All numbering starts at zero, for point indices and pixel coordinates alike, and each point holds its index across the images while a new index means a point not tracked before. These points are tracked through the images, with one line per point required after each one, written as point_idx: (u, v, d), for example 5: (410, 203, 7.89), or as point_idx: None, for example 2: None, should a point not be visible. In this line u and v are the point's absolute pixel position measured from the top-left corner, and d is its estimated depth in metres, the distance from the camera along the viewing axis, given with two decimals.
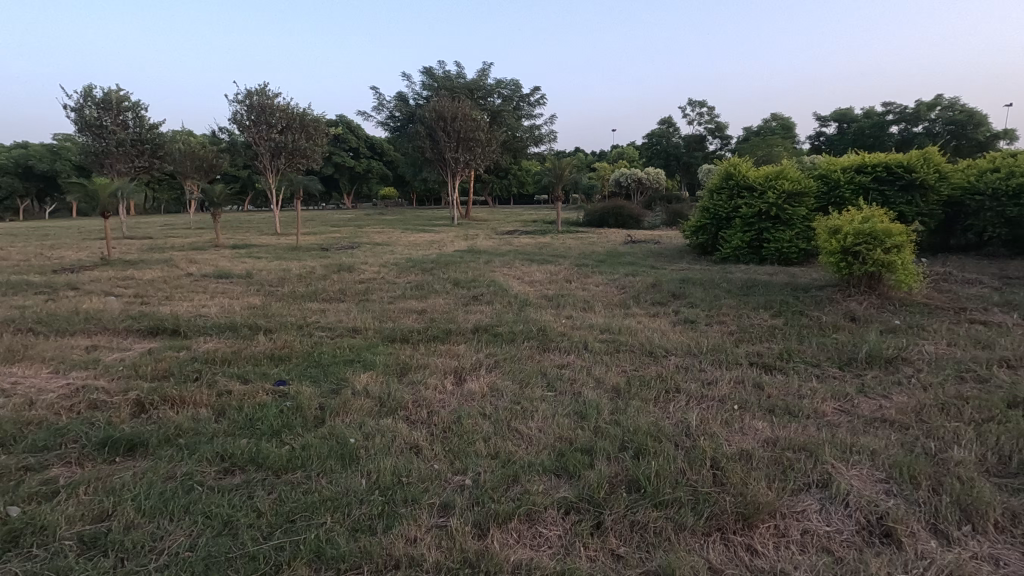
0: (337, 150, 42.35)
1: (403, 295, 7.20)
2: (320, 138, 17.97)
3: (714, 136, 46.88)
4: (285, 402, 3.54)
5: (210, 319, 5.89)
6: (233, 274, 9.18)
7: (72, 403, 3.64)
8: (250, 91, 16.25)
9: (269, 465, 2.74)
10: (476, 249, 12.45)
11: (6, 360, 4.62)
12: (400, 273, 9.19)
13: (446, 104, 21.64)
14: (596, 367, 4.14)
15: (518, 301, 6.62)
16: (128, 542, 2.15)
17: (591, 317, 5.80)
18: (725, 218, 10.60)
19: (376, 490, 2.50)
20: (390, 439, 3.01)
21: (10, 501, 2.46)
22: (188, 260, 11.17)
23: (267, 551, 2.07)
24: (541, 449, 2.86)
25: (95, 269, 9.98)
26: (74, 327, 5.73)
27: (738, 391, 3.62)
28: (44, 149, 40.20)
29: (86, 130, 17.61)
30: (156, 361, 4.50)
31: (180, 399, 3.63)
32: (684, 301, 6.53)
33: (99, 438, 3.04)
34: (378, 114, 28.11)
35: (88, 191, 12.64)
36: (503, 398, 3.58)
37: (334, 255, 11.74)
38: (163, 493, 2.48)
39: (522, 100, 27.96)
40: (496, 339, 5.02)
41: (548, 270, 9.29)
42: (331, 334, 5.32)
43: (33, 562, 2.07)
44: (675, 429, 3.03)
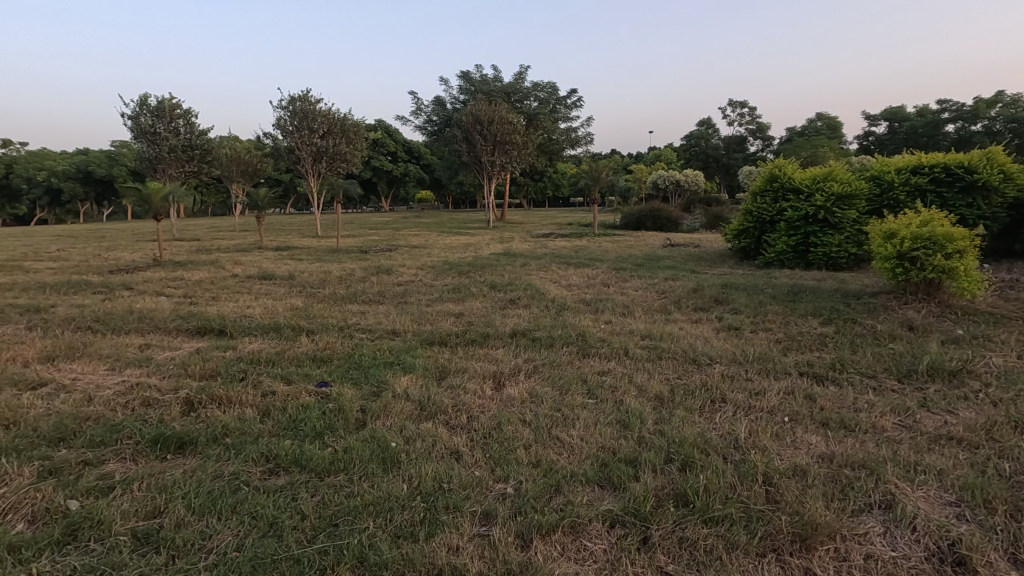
0: (375, 152, 43.16)
1: (440, 298, 7.24)
2: (360, 143, 18.33)
3: (755, 136, 45.70)
4: (327, 404, 3.58)
5: (255, 320, 6.05)
6: (276, 276, 9.43)
7: (126, 399, 3.78)
8: (293, 97, 16.71)
9: (313, 467, 2.76)
10: (512, 252, 12.46)
11: (67, 357, 4.85)
12: (437, 275, 9.27)
13: (483, 107, 21.75)
14: (639, 375, 4.04)
15: (556, 305, 6.57)
16: (178, 539, 2.19)
17: (632, 322, 5.69)
18: (769, 221, 10.30)
19: (417, 496, 2.49)
20: (430, 443, 3.00)
21: (70, 495, 2.55)
22: (235, 261, 11.56)
23: (311, 555, 2.08)
24: (583, 458, 2.80)
25: (147, 270, 10.42)
26: (129, 325, 5.99)
27: (789, 402, 3.46)
28: (103, 155, 42.43)
29: (141, 137, 18.51)
30: (205, 360, 4.63)
31: (227, 398, 3.72)
32: (727, 306, 6.34)
33: (152, 435, 3.13)
34: (416, 118, 28.57)
35: (142, 195, 13.20)
36: (543, 404, 3.53)
37: (372, 257, 11.93)
38: (212, 492, 2.53)
39: (559, 102, 27.96)
40: (534, 343, 4.98)
41: (585, 273, 9.20)
42: (371, 336, 5.38)
43: (90, 555, 2.13)
44: (723, 441, 2.92)
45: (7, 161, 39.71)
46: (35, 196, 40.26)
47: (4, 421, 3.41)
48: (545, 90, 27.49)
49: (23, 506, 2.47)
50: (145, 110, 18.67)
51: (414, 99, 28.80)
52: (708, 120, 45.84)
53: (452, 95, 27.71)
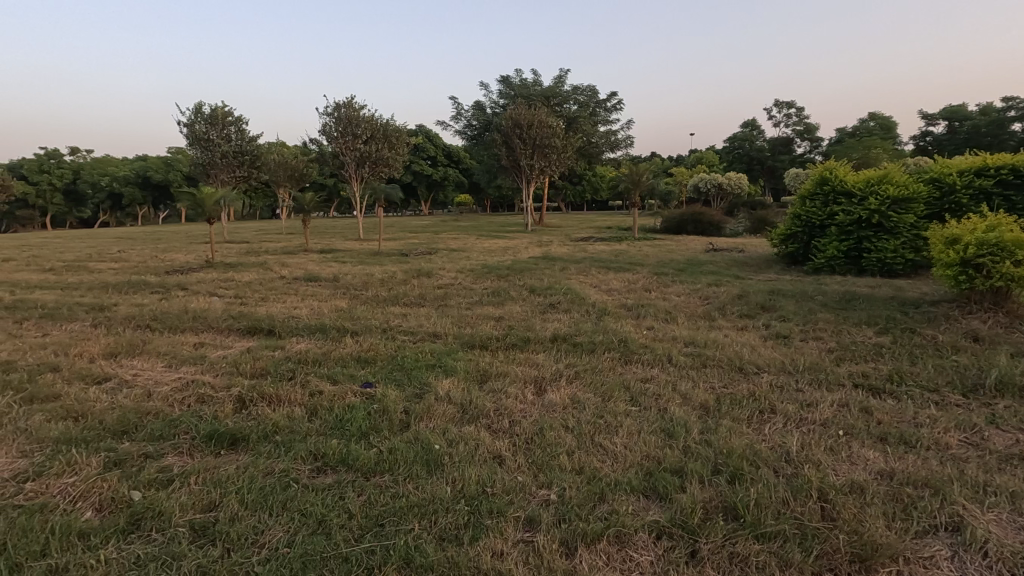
0: (416, 157, 43.91)
1: (480, 302, 7.28)
2: (401, 147, 18.65)
3: (803, 137, 44.24)
4: (372, 405, 3.65)
5: (302, 321, 6.22)
6: (321, 277, 9.69)
7: (182, 395, 3.95)
8: (338, 104, 17.13)
9: (359, 467, 2.82)
10: (551, 256, 12.45)
11: (128, 354, 5.10)
12: (477, 278, 9.34)
13: (523, 111, 21.82)
14: (683, 383, 3.95)
15: (597, 310, 6.51)
16: (234, 533, 2.27)
17: (674, 328, 5.58)
18: (819, 225, 9.93)
19: (461, 499, 2.50)
20: (473, 447, 3.01)
21: (133, 486, 2.68)
22: (282, 263, 11.95)
23: (359, 554, 2.12)
24: (628, 466, 2.76)
25: (201, 271, 10.89)
26: (184, 323, 6.27)
27: (843, 415, 3.32)
28: (161, 162, 44.72)
29: (196, 144, 19.37)
30: (255, 359, 4.80)
31: (276, 397, 3.84)
32: (774, 313, 6.15)
33: (207, 431, 3.26)
34: (456, 123, 28.94)
35: (196, 200, 13.78)
36: (585, 410, 3.50)
37: (413, 260, 12.12)
38: (263, 489, 2.61)
39: (598, 105, 28.04)
40: (576, 348, 4.94)
41: (625, 278, 9.09)
42: (413, 338, 5.45)
43: (152, 545, 2.23)
44: (773, 453, 2.83)
45: (74, 168, 42.32)
46: (98, 200, 42.73)
47: (74, 413, 3.62)
48: (584, 92, 27.64)
49: (91, 495, 2.61)
50: (199, 118, 19.50)
51: (455, 104, 29.17)
52: (753, 121, 44.69)
53: (492, 100, 27.91)
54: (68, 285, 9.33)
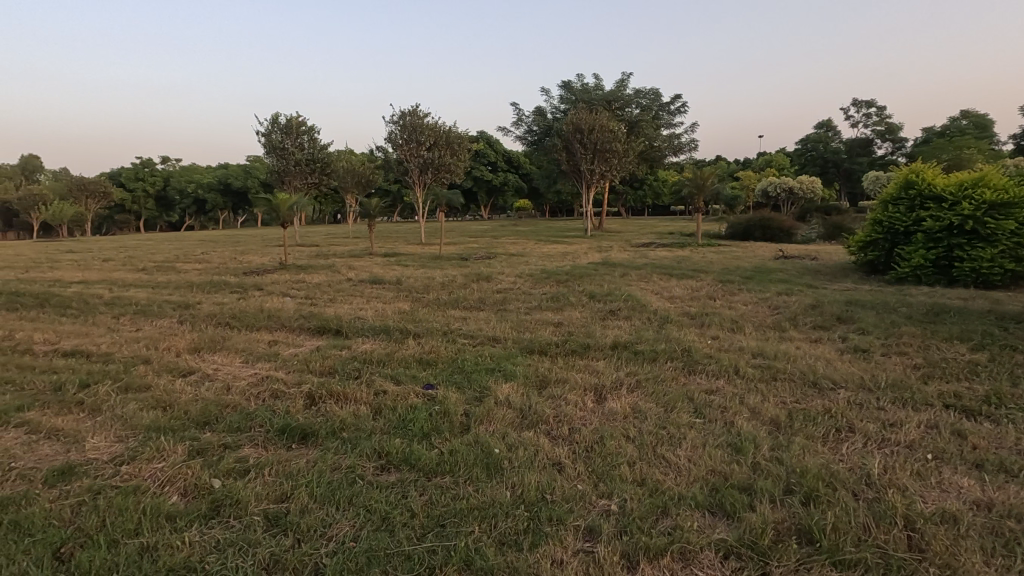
0: (477, 163, 44.64)
1: (539, 307, 7.28)
2: (463, 154, 18.97)
3: (884, 138, 41.54)
4: (434, 406, 3.71)
5: (368, 322, 6.44)
6: (385, 280, 10.02)
7: (258, 390, 4.18)
8: (404, 112, 17.67)
9: (421, 467, 2.87)
10: (611, 261, 12.28)
11: (210, 349, 5.46)
12: (536, 283, 9.35)
13: (584, 116, 21.66)
14: (751, 396, 3.78)
15: (659, 318, 6.35)
16: (304, 525, 2.37)
17: (741, 339, 5.35)
18: (903, 232, 9.28)
19: (521, 504, 2.50)
20: (532, 453, 3.01)
21: (213, 474, 2.86)
22: (349, 266, 12.45)
23: (421, 553, 2.16)
24: (692, 481, 2.66)
25: (275, 272, 11.51)
26: (259, 322, 6.64)
27: (932, 438, 3.07)
28: (241, 170, 47.78)
29: (273, 153, 20.59)
30: (324, 358, 5.01)
31: (343, 395, 3.99)
32: (852, 325, 5.78)
33: (279, 425, 3.43)
34: (517, 129, 29.17)
35: (272, 205, 14.60)
36: (647, 420, 3.42)
37: (473, 264, 12.27)
38: (331, 483, 2.72)
39: (662, 108, 27.50)
40: (637, 356, 4.84)
41: (688, 285, 8.83)
42: (473, 342, 5.51)
43: (230, 531, 2.37)
44: (852, 475, 2.65)
45: (165, 175, 45.87)
46: (185, 206, 46.10)
47: (163, 403, 3.92)
48: (646, 96, 27.15)
49: (177, 480, 2.81)
50: (276, 128, 20.71)
51: (516, 110, 29.39)
52: (828, 122, 42.40)
53: (553, 105, 27.92)
54: (159, 284, 10.09)
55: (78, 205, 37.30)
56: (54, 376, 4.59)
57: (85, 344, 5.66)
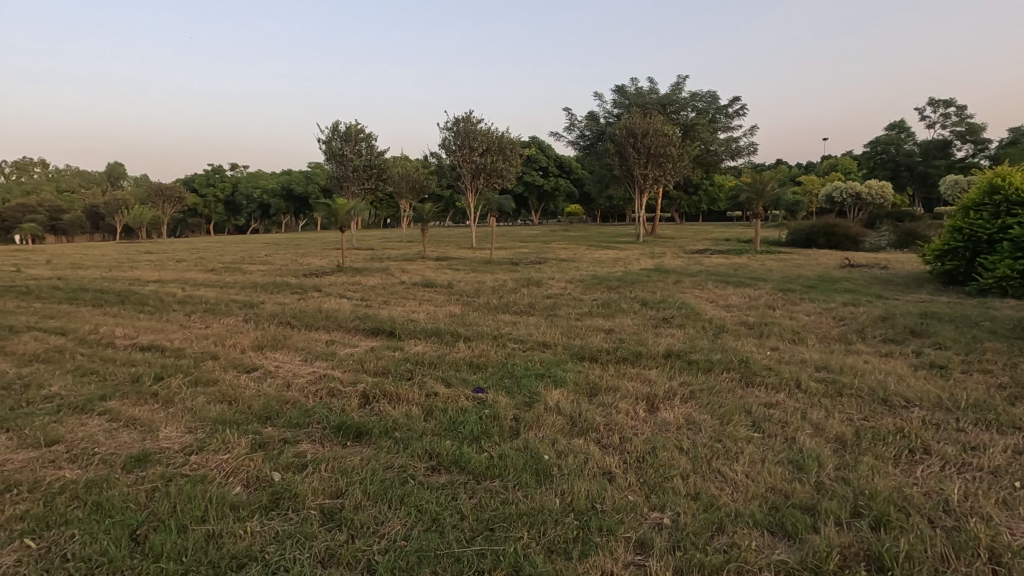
0: (528, 168, 44.77)
1: (590, 313, 7.21)
2: (515, 159, 19.07)
3: (964, 139, 38.80)
4: (484, 410, 3.74)
5: (420, 325, 6.57)
6: (437, 283, 10.20)
7: (316, 388, 4.33)
8: (458, 118, 17.98)
9: (471, 469, 2.90)
10: (663, 268, 12.03)
11: (272, 347, 5.72)
12: (587, 289, 9.27)
13: (638, 120, 21.35)
14: (814, 412, 3.60)
15: (714, 327, 6.15)
16: (358, 521, 2.43)
17: (803, 351, 5.11)
18: (986, 240, 8.64)
19: (570, 513, 2.47)
20: (582, 461, 2.97)
21: (274, 467, 2.99)
22: (402, 269, 12.75)
23: (470, 556, 2.17)
24: (750, 497, 2.56)
25: (332, 275, 11.94)
26: (318, 322, 6.88)
27: (1021, 464, 2.82)
28: (303, 176, 49.91)
29: (333, 159, 21.41)
30: (378, 359, 5.15)
31: (396, 395, 4.08)
32: (927, 340, 5.41)
33: (336, 423, 3.54)
34: (569, 134, 29.11)
35: (331, 210, 15.15)
36: (701, 432, 3.31)
37: (523, 269, 12.30)
38: (383, 482, 2.78)
39: (719, 111, 26.78)
40: (690, 366, 4.70)
41: (746, 293, 8.53)
42: (523, 347, 5.51)
43: (289, 523, 2.46)
44: (928, 500, 2.47)
45: (234, 181, 48.45)
46: (251, 210, 48.57)
47: (229, 397, 4.13)
48: (703, 99, 26.53)
49: (241, 472, 2.95)
50: (336, 135, 21.53)
51: (568, 115, 29.34)
52: (900, 123, 40.03)
53: (606, 110, 27.69)
54: (227, 284, 10.67)
55: (156, 210, 39.95)
56: (132, 368, 4.93)
57: (160, 339, 6.05)
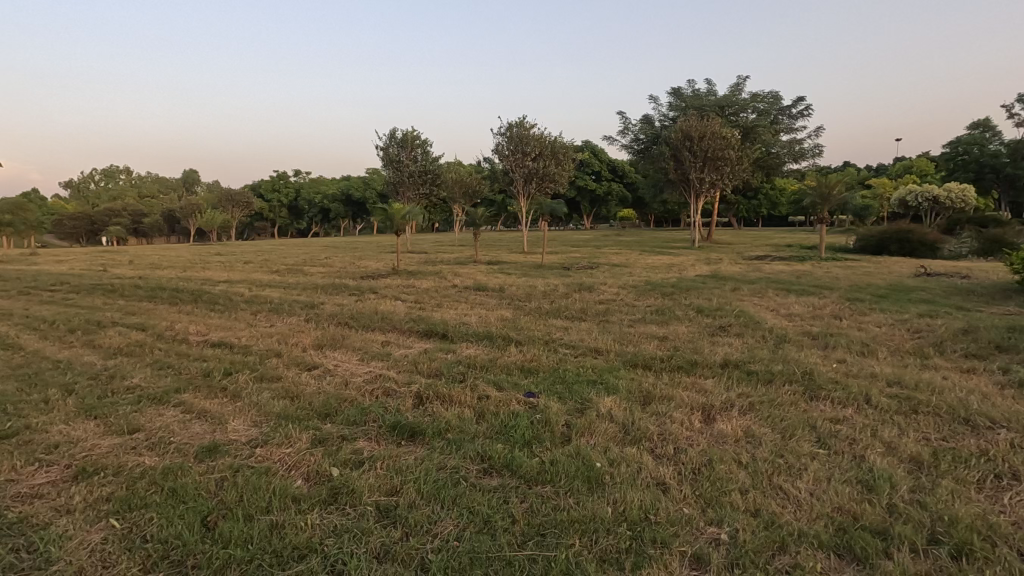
0: (581, 173, 44.52)
1: (643, 319, 7.08)
2: (568, 163, 19.00)
3: None
4: (535, 415, 3.74)
5: (472, 328, 6.65)
6: (489, 287, 10.29)
7: (372, 387, 4.46)
8: (511, 124, 18.12)
9: (522, 474, 2.90)
10: (721, 275, 11.66)
11: (331, 346, 5.94)
12: (640, 295, 9.11)
13: (694, 122, 20.84)
14: (885, 429, 3.39)
15: (775, 337, 5.91)
16: (412, 519, 2.48)
17: (873, 364, 4.82)
18: None
19: (623, 522, 2.43)
20: (635, 470, 2.92)
21: (332, 463, 3.09)
22: (454, 273, 12.95)
23: (521, 560, 2.17)
24: (814, 517, 2.44)
25: (387, 277, 12.26)
26: (373, 323, 7.09)
27: None
28: (361, 182, 51.63)
29: (390, 165, 22.05)
30: (431, 360, 5.25)
31: (449, 397, 4.15)
32: (1015, 356, 4.98)
33: (391, 422, 3.63)
34: (623, 138, 28.78)
35: (388, 215, 15.58)
36: (761, 446, 3.19)
37: (574, 274, 12.24)
38: (436, 482, 2.82)
39: (781, 112, 25.82)
40: (750, 377, 4.53)
41: (810, 302, 8.14)
42: (575, 352, 5.48)
43: (346, 518, 2.54)
44: (1017, 531, 2.28)
45: (297, 187, 50.69)
46: (312, 215, 50.62)
47: (291, 393, 4.32)
48: (764, 100, 25.64)
49: (302, 466, 3.07)
50: (393, 142, 22.17)
51: (622, 119, 29.02)
52: (985, 121, 37.15)
53: (661, 113, 27.22)
54: (289, 285, 11.16)
55: (226, 214, 42.36)
56: (204, 363, 5.24)
57: (229, 336, 6.40)
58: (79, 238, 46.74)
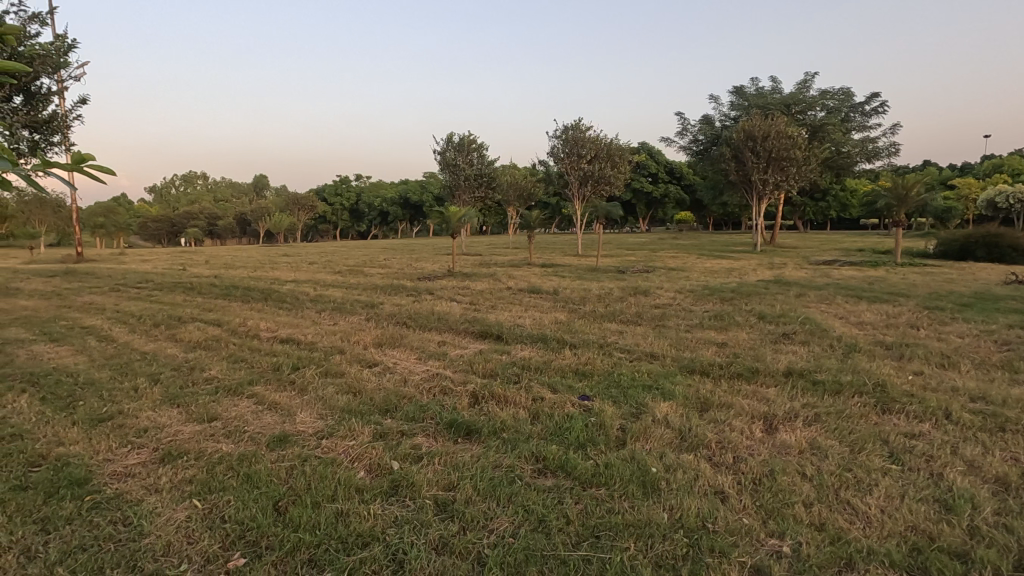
0: (637, 175, 43.73)
1: (701, 325, 6.90)
2: (624, 166, 18.74)
3: None
4: (589, 418, 3.74)
5: (526, 330, 6.70)
6: (543, 290, 10.32)
7: (430, 385, 4.60)
8: (567, 126, 18.10)
9: (577, 475, 2.92)
10: (785, 280, 11.19)
11: (390, 344, 6.15)
12: (698, 300, 8.90)
13: (757, 122, 20.10)
14: (967, 447, 3.17)
15: (844, 346, 5.62)
16: (469, 515, 2.55)
17: (954, 377, 4.51)
18: None
19: (679, 529, 2.41)
20: (692, 477, 2.87)
21: (393, 457, 3.22)
22: (508, 275, 13.07)
23: (576, 560, 2.20)
24: (886, 535, 2.33)
25: (443, 279, 12.51)
26: (430, 324, 7.28)
27: None
28: (419, 186, 52.87)
29: (447, 169, 22.53)
30: (486, 361, 5.34)
31: (504, 397, 4.21)
32: None
33: (448, 420, 3.74)
34: (682, 139, 28.15)
35: (444, 217, 15.90)
36: (828, 459, 3.05)
37: (630, 277, 12.07)
38: (492, 480, 2.88)
39: (853, 109, 24.52)
40: (816, 387, 4.33)
41: (884, 310, 7.69)
42: (630, 357, 5.43)
43: (406, 510, 2.64)
44: None
45: (358, 191, 52.50)
46: (372, 218, 52.31)
47: (354, 389, 4.51)
48: (834, 97, 24.43)
49: (364, 458, 3.21)
50: (450, 146, 22.61)
51: (681, 120, 28.37)
52: None
53: (722, 112, 26.42)
54: (351, 285, 11.60)
55: (292, 217, 44.49)
56: (274, 358, 5.56)
57: (295, 333, 6.74)
58: (162, 240, 50.41)
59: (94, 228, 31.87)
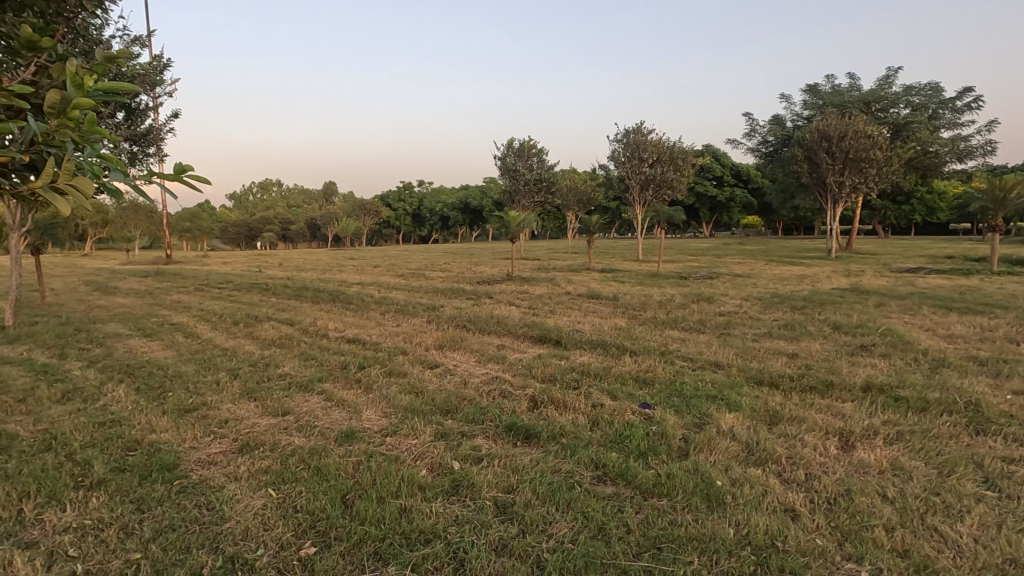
0: (700, 179, 42.43)
1: (769, 334, 6.61)
2: (687, 169, 18.25)
3: None
4: (651, 426, 3.66)
5: (585, 335, 6.65)
6: (603, 295, 10.22)
7: (489, 388, 4.65)
8: (628, 130, 17.89)
9: (638, 484, 2.87)
10: (863, 288, 10.52)
11: (451, 347, 6.28)
12: (766, 308, 8.53)
13: (833, 122, 19.05)
14: None
15: (930, 360, 5.22)
16: (528, 518, 2.57)
17: None
18: None
19: (746, 546, 2.32)
20: (760, 492, 2.76)
21: (453, 457, 3.28)
22: (568, 279, 13.02)
23: (638, 570, 2.16)
24: (979, 567, 2.14)
25: (502, 283, 12.63)
26: (490, 327, 7.37)
27: None
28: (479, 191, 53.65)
29: (507, 174, 22.75)
30: (545, 366, 5.34)
31: (563, 403, 4.19)
32: None
33: (507, 423, 3.77)
34: (750, 140, 27.10)
35: (504, 222, 16.08)
36: (912, 481, 2.85)
37: (693, 284, 11.75)
38: (552, 484, 2.89)
39: (942, 105, 22.82)
40: (899, 404, 4.04)
41: (977, 323, 7.07)
42: (693, 365, 5.27)
43: (467, 510, 2.68)
44: None
45: (420, 197, 53.94)
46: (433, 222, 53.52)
47: (416, 389, 4.63)
48: (920, 93, 22.84)
49: (426, 457, 3.30)
50: (511, 152, 22.83)
51: (749, 121, 27.35)
52: None
53: (794, 112, 25.28)
54: (413, 288, 11.94)
55: (359, 222, 46.33)
56: (342, 357, 5.80)
57: (362, 334, 7.00)
58: (240, 244, 53.75)
59: (182, 232, 34.43)
